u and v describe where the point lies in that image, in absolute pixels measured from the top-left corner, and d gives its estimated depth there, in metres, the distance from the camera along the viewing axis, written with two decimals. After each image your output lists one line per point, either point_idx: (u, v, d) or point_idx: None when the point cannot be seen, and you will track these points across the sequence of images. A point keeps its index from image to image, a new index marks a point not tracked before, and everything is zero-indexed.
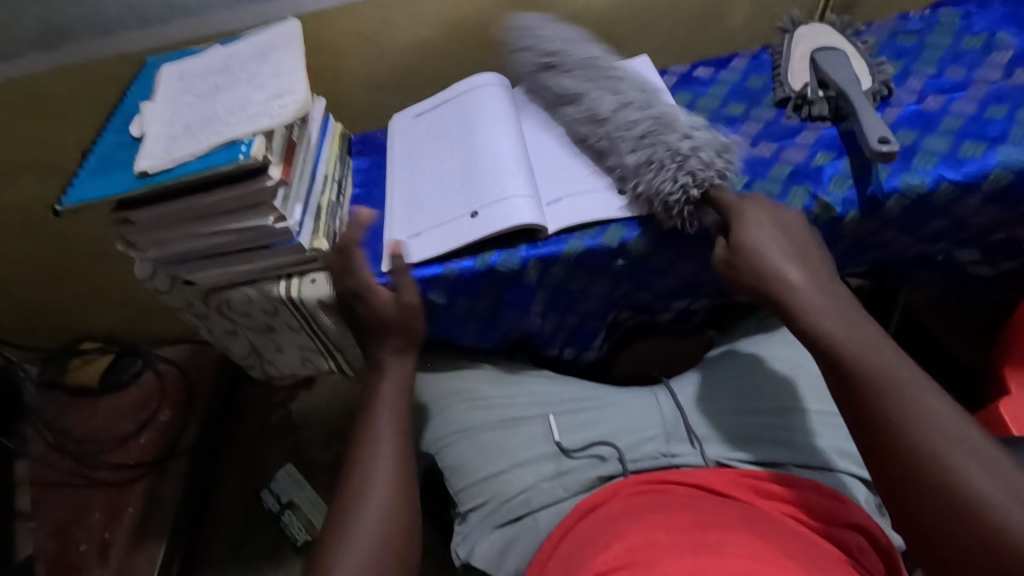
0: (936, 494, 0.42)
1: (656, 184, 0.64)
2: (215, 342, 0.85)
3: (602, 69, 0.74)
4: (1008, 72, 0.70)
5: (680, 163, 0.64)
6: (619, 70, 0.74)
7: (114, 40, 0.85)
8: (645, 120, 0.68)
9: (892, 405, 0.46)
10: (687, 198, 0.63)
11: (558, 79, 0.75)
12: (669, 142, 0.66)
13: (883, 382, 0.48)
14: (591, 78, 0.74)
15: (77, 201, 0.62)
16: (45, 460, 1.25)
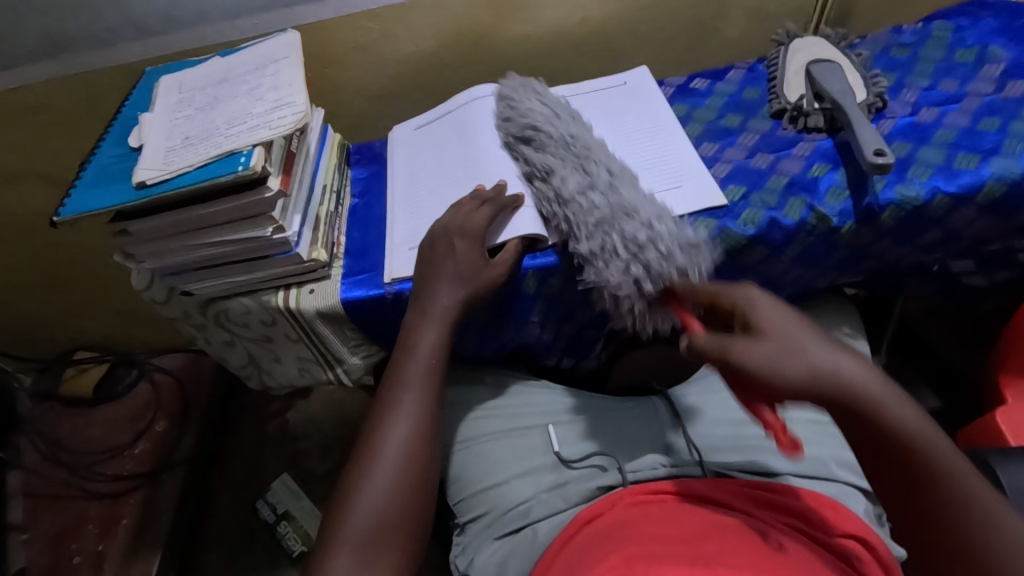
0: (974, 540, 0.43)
1: (607, 277, 0.60)
2: (213, 353, 0.85)
3: (575, 141, 0.68)
4: (1000, 85, 0.71)
5: (641, 259, 0.58)
6: (590, 146, 0.68)
7: (114, 52, 0.86)
8: (607, 207, 0.61)
9: (924, 462, 0.45)
10: (639, 294, 0.59)
11: (531, 152, 0.69)
12: (626, 230, 0.59)
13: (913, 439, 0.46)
14: (563, 151, 0.67)
15: (75, 212, 0.62)
16: (39, 471, 1.23)
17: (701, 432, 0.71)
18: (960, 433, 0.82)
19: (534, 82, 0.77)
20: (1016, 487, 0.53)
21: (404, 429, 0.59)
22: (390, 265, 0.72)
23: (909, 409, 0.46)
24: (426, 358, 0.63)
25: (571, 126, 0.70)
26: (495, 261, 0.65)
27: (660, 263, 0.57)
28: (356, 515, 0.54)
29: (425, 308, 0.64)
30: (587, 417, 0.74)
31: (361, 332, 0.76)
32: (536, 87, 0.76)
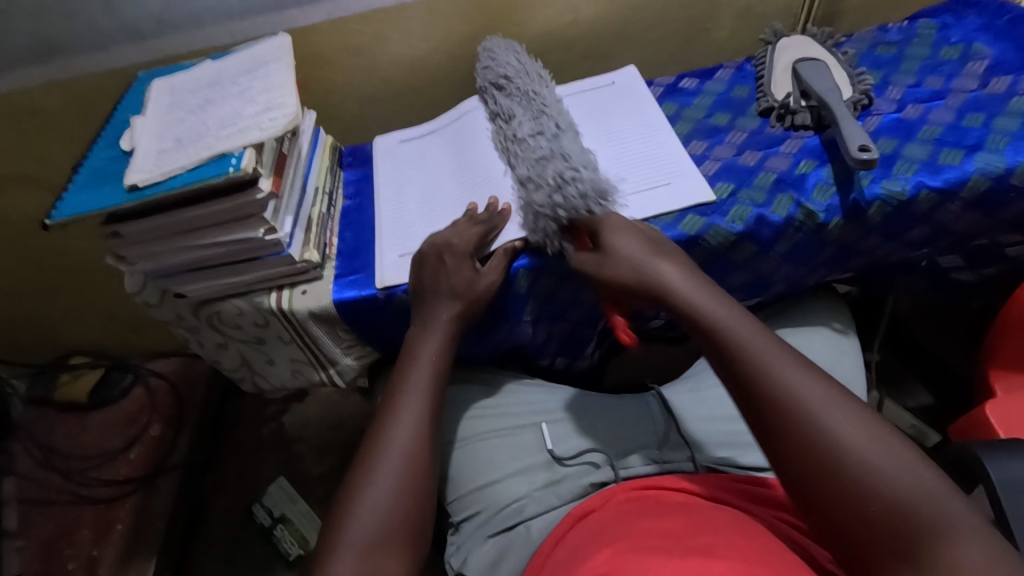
0: (843, 491, 0.44)
1: (530, 198, 0.65)
2: (206, 355, 0.85)
3: (540, 93, 0.74)
4: (984, 81, 0.72)
5: (562, 193, 0.63)
6: (553, 99, 0.74)
7: (106, 56, 0.86)
8: (548, 149, 0.67)
9: (794, 415, 0.47)
10: (554, 220, 0.64)
11: (499, 95, 0.76)
12: (557, 166, 0.65)
13: (782, 393, 0.48)
14: (524, 98, 0.74)
15: (67, 214, 0.62)
16: (33, 477, 1.23)
17: (696, 428, 0.71)
18: (951, 427, 0.83)
19: (518, 48, 0.81)
20: (1003, 477, 0.53)
21: (407, 432, 0.60)
22: (382, 269, 0.72)
23: (840, 402, 0.47)
24: (429, 365, 0.65)
25: (537, 83, 0.76)
26: (487, 270, 0.66)
27: (575, 197, 0.63)
28: (357, 515, 0.55)
29: (427, 319, 0.67)
30: (580, 415, 0.74)
31: (354, 333, 0.76)
32: (521, 53, 0.80)
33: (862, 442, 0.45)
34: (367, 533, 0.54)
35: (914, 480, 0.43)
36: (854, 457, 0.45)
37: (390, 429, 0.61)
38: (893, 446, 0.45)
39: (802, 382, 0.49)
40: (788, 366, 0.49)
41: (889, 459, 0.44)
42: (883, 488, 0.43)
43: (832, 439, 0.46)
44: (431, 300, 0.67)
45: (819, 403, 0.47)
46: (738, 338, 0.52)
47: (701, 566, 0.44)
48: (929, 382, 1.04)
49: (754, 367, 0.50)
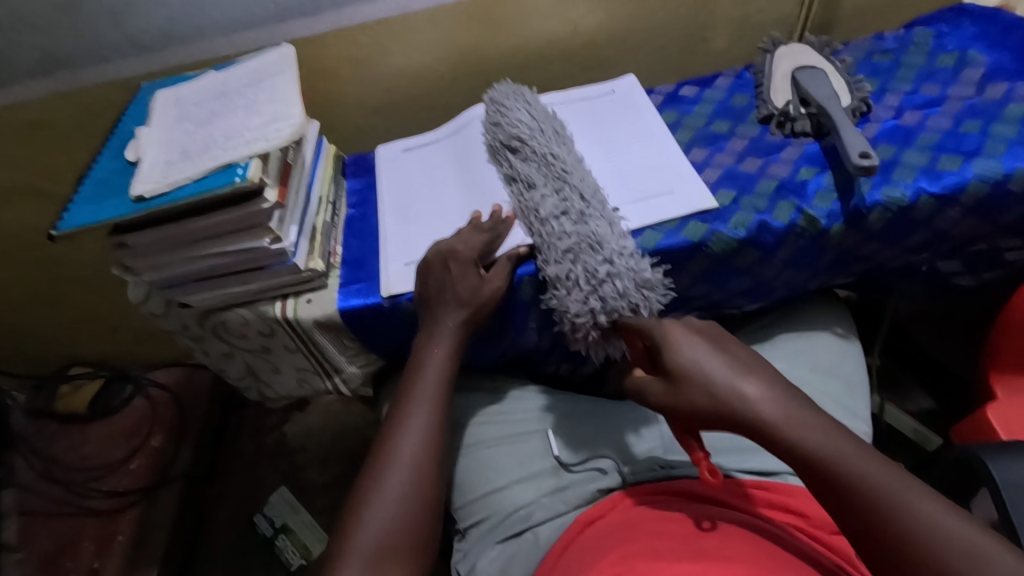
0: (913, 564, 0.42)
1: (566, 303, 0.63)
2: (210, 365, 0.85)
3: (558, 161, 0.70)
4: (981, 88, 0.73)
5: (597, 296, 0.61)
6: (573, 167, 0.69)
7: (110, 67, 0.87)
8: (573, 235, 0.64)
9: (823, 468, 0.47)
10: (594, 324, 0.62)
11: (514, 162, 0.72)
12: (590, 262, 0.62)
13: (826, 460, 0.47)
14: (544, 167, 0.70)
15: (74, 225, 0.62)
16: (33, 489, 1.22)
17: (702, 432, 0.71)
18: (953, 431, 0.83)
19: (523, 88, 0.78)
20: (1008, 480, 0.54)
21: (415, 440, 0.61)
22: (387, 278, 0.72)
23: (840, 440, 0.48)
24: (437, 373, 0.65)
25: (554, 144, 0.72)
26: (491, 276, 0.67)
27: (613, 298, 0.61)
28: (364, 520, 0.55)
29: (433, 326, 0.67)
30: (586, 422, 0.74)
31: (358, 340, 0.76)
32: (526, 95, 0.78)
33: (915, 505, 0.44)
34: (375, 538, 0.54)
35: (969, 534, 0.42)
36: (909, 523, 0.43)
37: (397, 435, 0.61)
38: (945, 507, 0.44)
39: (841, 446, 0.47)
40: (802, 425, 0.48)
41: (944, 518, 0.43)
42: (948, 559, 0.41)
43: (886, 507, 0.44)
44: (437, 308, 0.67)
45: (870, 470, 0.46)
46: (776, 409, 0.49)
47: (710, 568, 0.45)
48: (929, 387, 1.05)
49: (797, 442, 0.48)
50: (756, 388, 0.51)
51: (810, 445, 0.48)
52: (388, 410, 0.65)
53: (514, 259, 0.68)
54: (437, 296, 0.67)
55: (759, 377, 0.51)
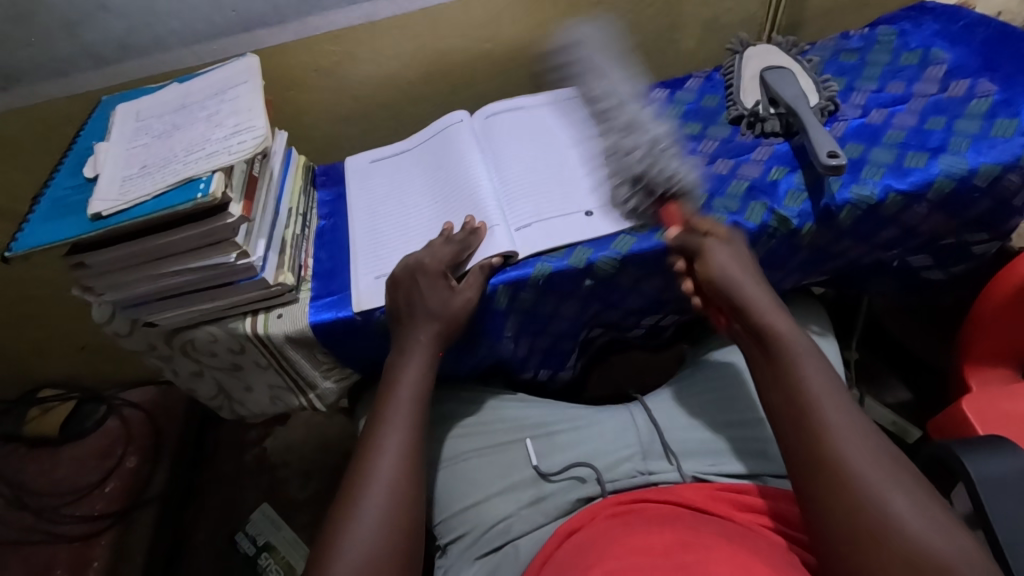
0: (850, 501, 0.47)
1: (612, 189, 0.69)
2: (181, 384, 0.82)
3: (228, 84, 0.73)
4: (944, 85, 0.74)
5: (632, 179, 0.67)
6: (233, 112, 0.69)
7: (69, 82, 0.84)
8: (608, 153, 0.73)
9: (790, 353, 0.56)
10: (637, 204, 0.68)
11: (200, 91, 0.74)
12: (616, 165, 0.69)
13: (807, 383, 0.53)
14: (227, 99, 0.71)
15: (28, 246, 0.60)
16: (3, 517, 1.18)
17: (678, 436, 0.70)
18: (929, 424, 0.84)
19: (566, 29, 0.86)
20: (983, 475, 0.55)
21: (393, 459, 0.59)
22: (357, 294, 0.71)
23: (818, 364, 0.55)
24: (411, 389, 0.64)
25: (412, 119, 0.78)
26: (462, 287, 0.66)
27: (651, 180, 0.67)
28: (343, 546, 0.54)
29: (406, 342, 0.66)
30: (563, 430, 0.73)
31: (332, 355, 0.75)
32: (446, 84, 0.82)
33: (886, 476, 0.48)
34: (354, 562, 0.53)
35: (940, 534, 0.44)
36: (867, 477, 0.48)
37: (373, 454, 0.60)
38: (915, 493, 0.47)
39: (840, 403, 0.52)
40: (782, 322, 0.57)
41: (910, 501, 0.46)
42: (856, 461, 0.49)
43: (851, 457, 0.49)
44: (406, 322, 0.66)
45: (848, 425, 0.51)
46: (777, 323, 0.57)
47: None
48: (908, 378, 1.06)
49: (796, 361, 0.55)
50: (757, 293, 0.60)
51: (806, 375, 0.54)
52: (363, 426, 0.64)
53: (486, 271, 0.67)
54: (406, 309, 0.66)
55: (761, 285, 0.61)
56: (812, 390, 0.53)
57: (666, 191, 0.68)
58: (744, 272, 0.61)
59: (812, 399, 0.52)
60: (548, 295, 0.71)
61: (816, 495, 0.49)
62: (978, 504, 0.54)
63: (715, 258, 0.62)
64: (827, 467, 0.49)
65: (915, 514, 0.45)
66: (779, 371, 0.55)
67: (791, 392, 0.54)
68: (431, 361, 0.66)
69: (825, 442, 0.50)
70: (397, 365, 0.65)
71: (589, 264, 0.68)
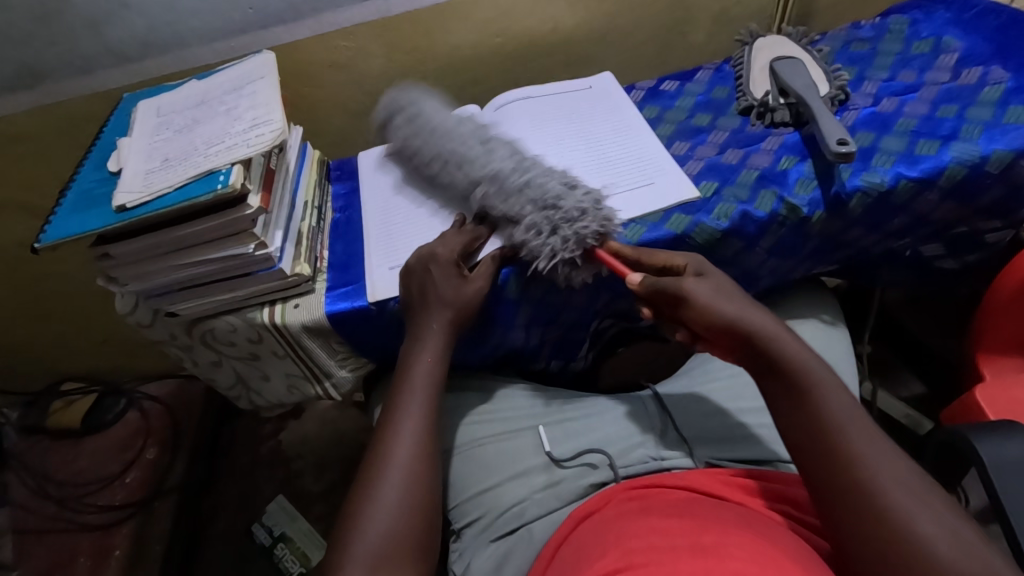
0: (882, 533, 0.45)
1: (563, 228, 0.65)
2: (201, 374, 0.84)
3: (247, 80, 0.75)
4: (956, 73, 0.74)
5: (561, 213, 0.66)
6: (252, 108, 0.70)
7: (91, 79, 0.86)
8: (552, 179, 0.69)
9: (803, 388, 0.52)
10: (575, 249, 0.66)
11: (217, 87, 0.76)
12: (564, 207, 0.66)
13: (821, 414, 0.51)
14: (245, 94, 0.73)
15: (56, 237, 0.62)
16: (27, 506, 1.21)
17: (688, 422, 0.71)
18: (942, 414, 0.83)
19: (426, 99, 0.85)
20: (995, 460, 0.55)
21: (409, 446, 0.60)
22: (374, 283, 0.72)
23: (838, 397, 0.52)
24: (426, 377, 0.65)
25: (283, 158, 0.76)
26: (473, 276, 0.67)
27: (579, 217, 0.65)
28: (363, 531, 0.55)
29: (419, 330, 0.67)
30: (574, 418, 0.74)
31: (348, 344, 0.76)
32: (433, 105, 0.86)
33: (915, 502, 0.46)
34: (373, 544, 0.54)
35: (975, 560, 0.43)
36: (900, 511, 0.46)
37: (391, 441, 0.61)
38: (945, 515, 0.46)
39: (863, 431, 0.50)
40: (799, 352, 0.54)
41: (941, 524, 0.45)
42: (888, 497, 0.46)
43: (881, 488, 0.47)
44: (420, 311, 0.67)
45: (876, 460, 0.48)
46: (793, 351, 0.54)
47: (712, 566, 0.44)
48: (920, 370, 1.05)
49: (811, 390, 0.52)
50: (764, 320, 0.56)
51: (823, 403, 0.51)
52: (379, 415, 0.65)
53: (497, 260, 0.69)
54: (421, 300, 0.67)
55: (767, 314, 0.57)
56: (830, 422, 0.50)
57: (597, 233, 0.65)
58: (731, 302, 0.57)
59: (831, 428, 0.50)
60: (560, 284, 0.72)
61: (846, 530, 0.47)
62: (991, 490, 0.54)
63: (703, 298, 0.57)
64: (859, 509, 0.47)
65: (946, 538, 0.44)
66: (796, 408, 0.52)
67: (815, 422, 0.51)
68: (445, 348, 0.67)
69: (855, 477, 0.48)
70: (417, 357, 0.66)
71: (600, 254, 0.69)
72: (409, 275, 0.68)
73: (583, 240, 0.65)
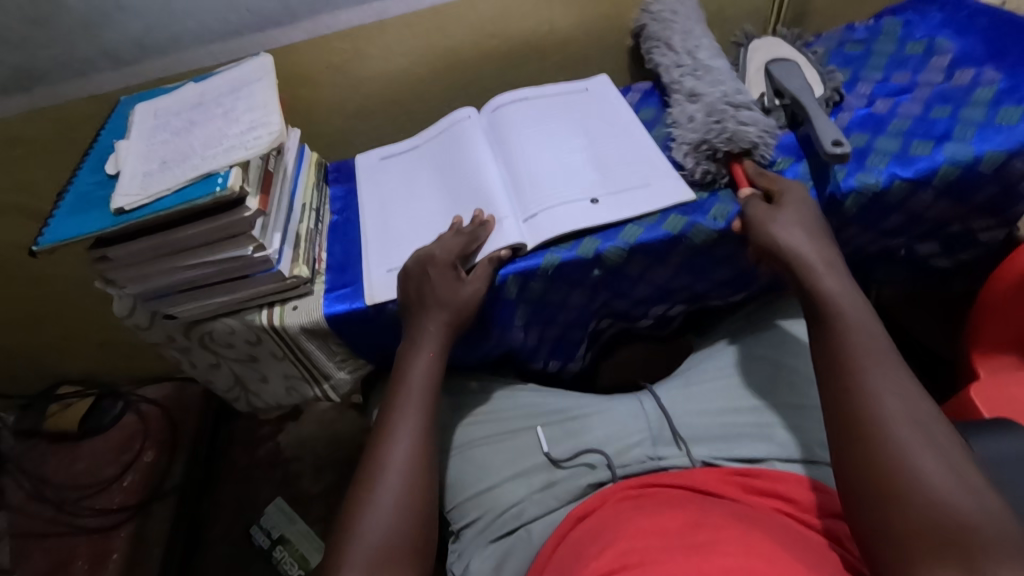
0: (880, 462, 0.47)
1: (715, 136, 0.71)
2: (199, 376, 0.84)
3: (245, 81, 0.75)
4: (949, 74, 0.74)
5: (718, 126, 0.72)
6: (250, 109, 0.70)
7: (88, 82, 0.87)
8: (718, 96, 0.76)
9: (836, 319, 0.57)
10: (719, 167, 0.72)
11: (214, 89, 0.76)
12: (734, 118, 0.72)
13: (845, 340, 0.55)
14: (243, 96, 0.73)
15: (54, 240, 0.62)
16: (25, 510, 1.21)
17: (687, 423, 0.71)
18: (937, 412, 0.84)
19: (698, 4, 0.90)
20: (990, 457, 0.55)
21: (404, 449, 0.61)
22: (370, 288, 0.72)
23: (869, 329, 0.55)
24: (421, 380, 0.65)
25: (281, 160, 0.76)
26: (471, 278, 0.67)
27: (728, 129, 0.71)
28: (359, 537, 0.55)
29: (416, 333, 0.67)
30: (573, 418, 0.74)
31: (346, 345, 0.76)
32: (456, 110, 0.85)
33: (919, 440, 0.47)
34: (369, 542, 0.54)
35: (969, 495, 0.44)
36: (901, 437, 0.48)
37: (386, 445, 0.61)
38: (948, 452, 0.47)
39: (883, 364, 0.53)
40: (836, 288, 0.58)
41: (942, 461, 0.46)
42: (892, 422, 0.49)
43: (887, 419, 0.49)
44: (416, 314, 0.67)
45: (890, 390, 0.51)
46: (833, 288, 0.58)
47: (707, 564, 0.44)
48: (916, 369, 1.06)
49: (839, 321, 0.56)
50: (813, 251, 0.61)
51: (849, 334, 0.55)
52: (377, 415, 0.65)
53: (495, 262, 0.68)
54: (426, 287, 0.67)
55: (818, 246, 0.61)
56: (854, 348, 0.54)
57: (741, 148, 0.71)
58: (802, 227, 0.62)
59: (852, 355, 0.54)
60: (558, 285, 0.72)
61: (850, 460, 0.49)
62: None
63: (770, 223, 0.63)
64: (862, 427, 0.50)
65: (943, 475, 0.45)
66: (829, 341, 0.56)
67: (841, 355, 0.54)
68: (442, 350, 0.67)
69: (864, 400, 0.51)
70: (414, 359, 0.66)
71: (599, 254, 0.69)
72: (405, 278, 0.68)
73: (725, 150, 0.71)
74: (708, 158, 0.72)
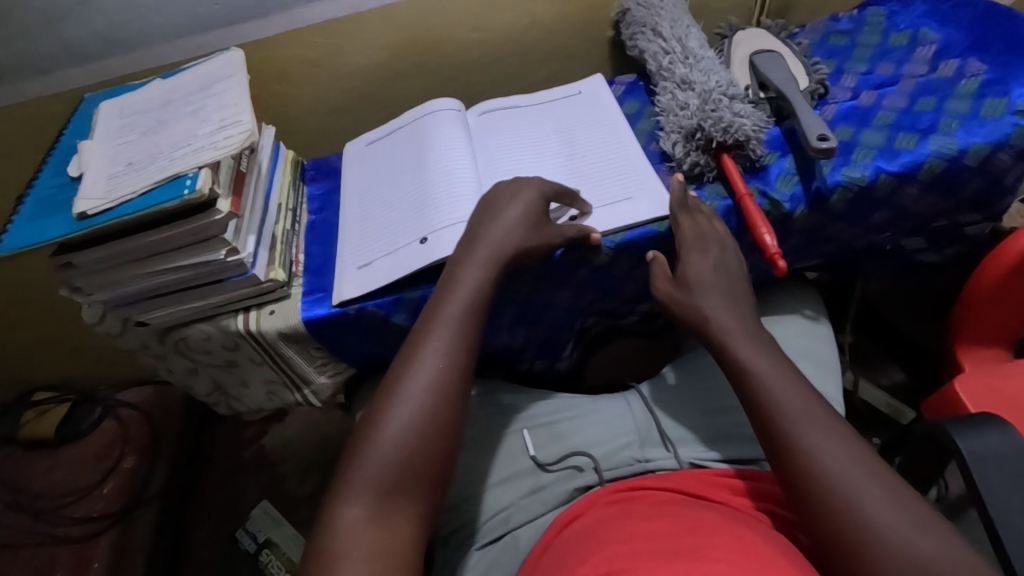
0: (838, 525, 0.47)
1: (709, 125, 0.69)
2: (176, 383, 0.82)
3: (216, 78, 0.72)
4: (933, 65, 0.74)
5: (712, 114, 0.70)
6: (220, 108, 0.68)
7: (51, 79, 0.83)
8: (713, 85, 0.74)
9: (757, 384, 0.55)
10: (708, 161, 0.71)
11: (183, 86, 0.74)
12: (729, 108, 0.71)
13: (769, 404, 0.54)
14: (213, 93, 0.70)
15: (13, 246, 0.59)
16: (1, 521, 1.18)
17: (672, 422, 0.71)
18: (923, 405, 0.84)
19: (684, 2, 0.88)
20: (977, 454, 0.55)
21: (413, 422, 0.54)
22: (341, 285, 0.70)
23: (793, 387, 0.54)
24: (440, 354, 0.57)
25: (255, 160, 0.74)
26: (496, 236, 0.62)
27: (717, 118, 0.69)
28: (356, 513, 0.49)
29: (452, 287, 0.61)
30: (561, 419, 0.73)
31: (326, 350, 0.75)
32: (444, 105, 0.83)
33: (863, 483, 0.48)
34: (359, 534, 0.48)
35: (925, 535, 0.45)
36: (852, 493, 0.48)
37: (400, 410, 0.54)
38: (893, 486, 0.48)
39: (815, 420, 0.52)
40: (759, 355, 0.57)
41: (886, 500, 0.47)
42: (836, 482, 0.48)
43: (832, 477, 0.49)
44: (457, 267, 0.62)
45: (825, 444, 0.50)
46: (757, 354, 0.57)
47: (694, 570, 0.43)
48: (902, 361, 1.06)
49: (763, 384, 0.55)
50: (729, 315, 0.61)
51: (774, 396, 0.54)
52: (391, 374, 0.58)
53: (501, 263, 0.62)
54: (445, 285, 0.61)
55: (735, 308, 0.61)
56: (790, 409, 0.53)
57: (735, 140, 0.69)
58: (720, 282, 0.63)
59: (781, 419, 0.53)
60: (543, 284, 0.71)
61: (817, 531, 0.48)
62: (972, 484, 0.54)
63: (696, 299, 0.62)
64: (817, 493, 0.49)
65: (899, 522, 0.46)
66: (754, 409, 0.55)
67: (767, 422, 0.54)
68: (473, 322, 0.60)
69: (809, 464, 0.50)
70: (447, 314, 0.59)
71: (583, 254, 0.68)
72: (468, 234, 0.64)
73: (712, 141, 0.70)
74: (697, 147, 0.71)
